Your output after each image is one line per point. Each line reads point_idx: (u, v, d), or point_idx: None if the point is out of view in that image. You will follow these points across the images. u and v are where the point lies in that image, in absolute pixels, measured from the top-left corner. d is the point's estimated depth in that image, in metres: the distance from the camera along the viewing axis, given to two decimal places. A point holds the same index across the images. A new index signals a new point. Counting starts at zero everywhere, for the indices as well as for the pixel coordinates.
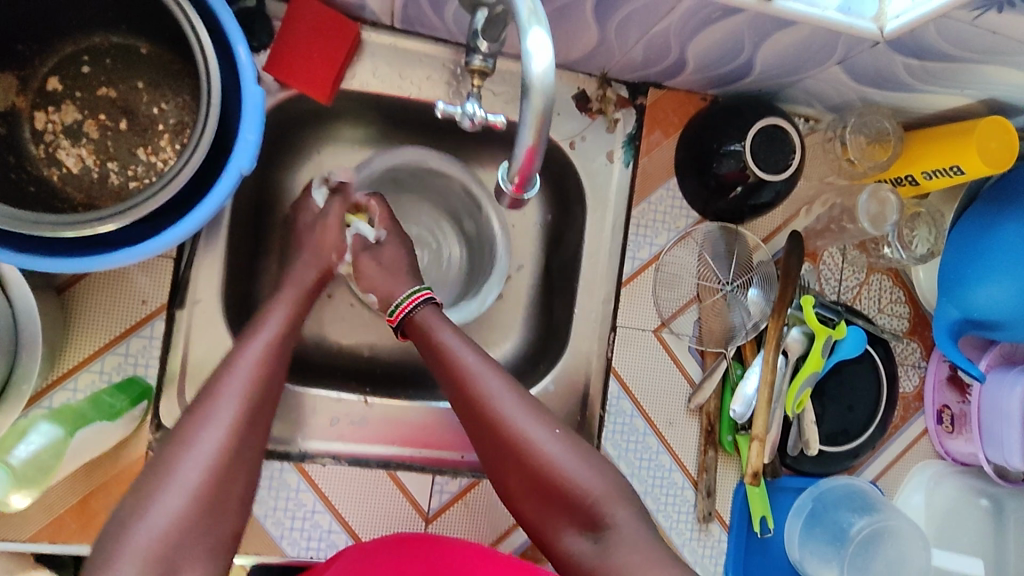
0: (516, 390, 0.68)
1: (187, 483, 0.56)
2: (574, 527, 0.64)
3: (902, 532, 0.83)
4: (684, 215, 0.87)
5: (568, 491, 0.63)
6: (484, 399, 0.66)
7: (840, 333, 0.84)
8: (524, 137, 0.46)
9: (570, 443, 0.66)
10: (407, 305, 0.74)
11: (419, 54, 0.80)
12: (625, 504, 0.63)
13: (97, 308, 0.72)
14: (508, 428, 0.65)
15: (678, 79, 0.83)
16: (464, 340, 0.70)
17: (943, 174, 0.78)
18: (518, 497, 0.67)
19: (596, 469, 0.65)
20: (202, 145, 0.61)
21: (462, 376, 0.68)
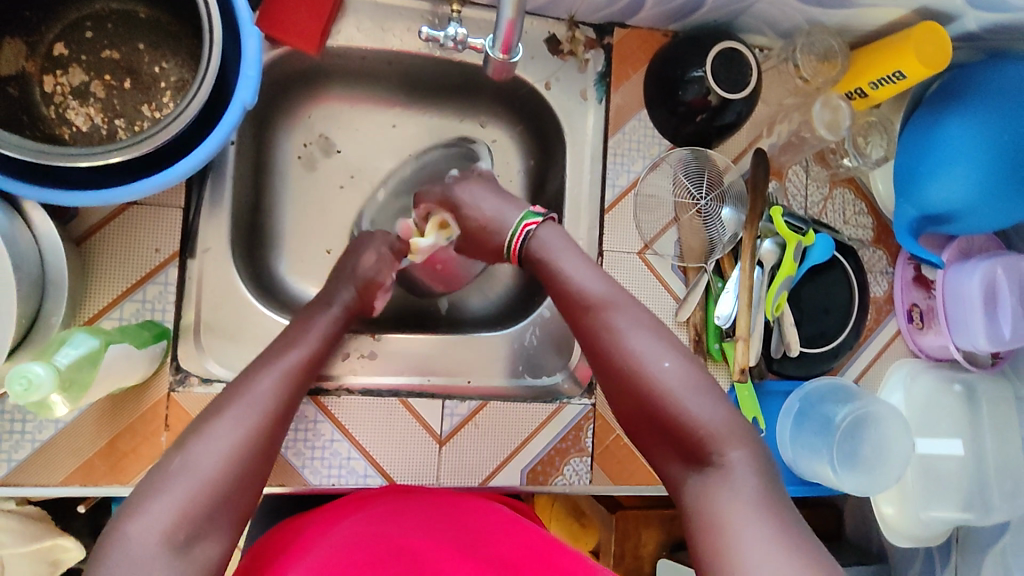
0: (635, 312, 0.69)
1: (213, 454, 0.61)
2: (681, 461, 0.65)
3: (890, 432, 0.89)
4: (656, 143, 0.93)
5: (681, 423, 0.64)
6: (604, 319, 0.69)
7: (810, 240, 0.90)
8: (505, 12, 0.59)
9: (686, 373, 0.65)
10: (520, 233, 0.75)
11: (399, 8, 0.86)
12: (736, 444, 0.62)
13: (112, 258, 0.75)
14: (623, 347, 0.67)
15: (640, 16, 0.89)
16: (590, 269, 0.72)
17: (888, 82, 0.85)
18: (636, 421, 0.68)
19: (711, 402, 0.64)
20: (207, 78, 0.65)
21: (574, 296, 0.70)
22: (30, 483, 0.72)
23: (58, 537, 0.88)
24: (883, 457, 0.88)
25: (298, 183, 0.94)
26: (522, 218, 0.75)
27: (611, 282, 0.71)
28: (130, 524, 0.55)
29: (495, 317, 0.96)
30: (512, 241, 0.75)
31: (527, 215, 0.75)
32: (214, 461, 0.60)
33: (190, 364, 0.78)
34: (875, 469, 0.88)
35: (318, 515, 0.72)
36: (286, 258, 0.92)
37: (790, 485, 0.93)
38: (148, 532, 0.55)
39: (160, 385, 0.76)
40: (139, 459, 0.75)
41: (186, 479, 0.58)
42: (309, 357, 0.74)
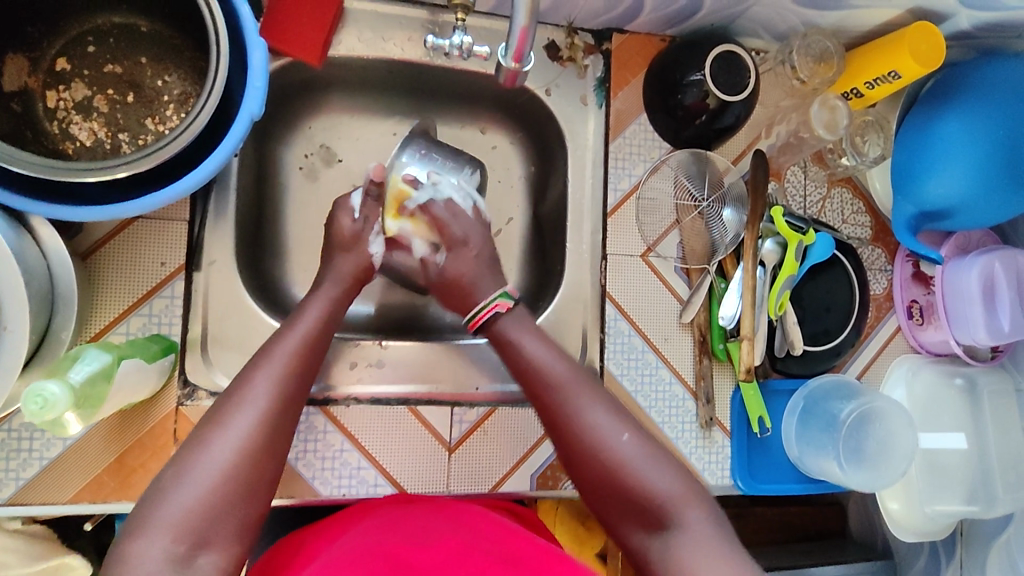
0: (592, 389, 0.72)
1: (214, 465, 0.59)
2: (642, 528, 0.67)
3: (893, 427, 0.90)
4: (657, 147, 0.94)
5: (639, 491, 0.67)
6: (562, 398, 0.72)
7: (811, 239, 0.91)
8: (518, 20, 0.60)
9: (643, 446, 0.70)
10: (485, 313, 0.78)
11: (399, 17, 0.86)
12: (693, 506, 0.67)
13: (118, 272, 0.75)
14: (582, 424, 0.70)
15: (637, 22, 0.90)
16: (551, 352, 0.75)
17: (883, 81, 0.86)
18: (591, 496, 0.71)
19: (665, 470, 0.68)
20: (216, 91, 0.65)
21: (533, 375, 0.74)
22: (39, 502, 0.72)
23: (64, 557, 0.87)
24: (888, 451, 0.89)
25: (300, 193, 0.94)
26: (490, 298, 0.78)
27: (569, 361, 0.75)
28: (134, 547, 0.55)
29: (500, 323, 0.96)
30: (472, 323, 0.79)
31: (495, 295, 0.78)
32: (225, 462, 0.59)
33: (198, 378, 0.78)
34: (880, 461, 0.89)
35: (321, 528, 0.73)
36: (290, 268, 0.92)
37: (796, 483, 0.94)
38: (150, 552, 0.54)
39: (169, 398, 0.76)
40: (148, 474, 0.75)
41: (199, 481, 0.58)
42: (311, 343, 0.71)
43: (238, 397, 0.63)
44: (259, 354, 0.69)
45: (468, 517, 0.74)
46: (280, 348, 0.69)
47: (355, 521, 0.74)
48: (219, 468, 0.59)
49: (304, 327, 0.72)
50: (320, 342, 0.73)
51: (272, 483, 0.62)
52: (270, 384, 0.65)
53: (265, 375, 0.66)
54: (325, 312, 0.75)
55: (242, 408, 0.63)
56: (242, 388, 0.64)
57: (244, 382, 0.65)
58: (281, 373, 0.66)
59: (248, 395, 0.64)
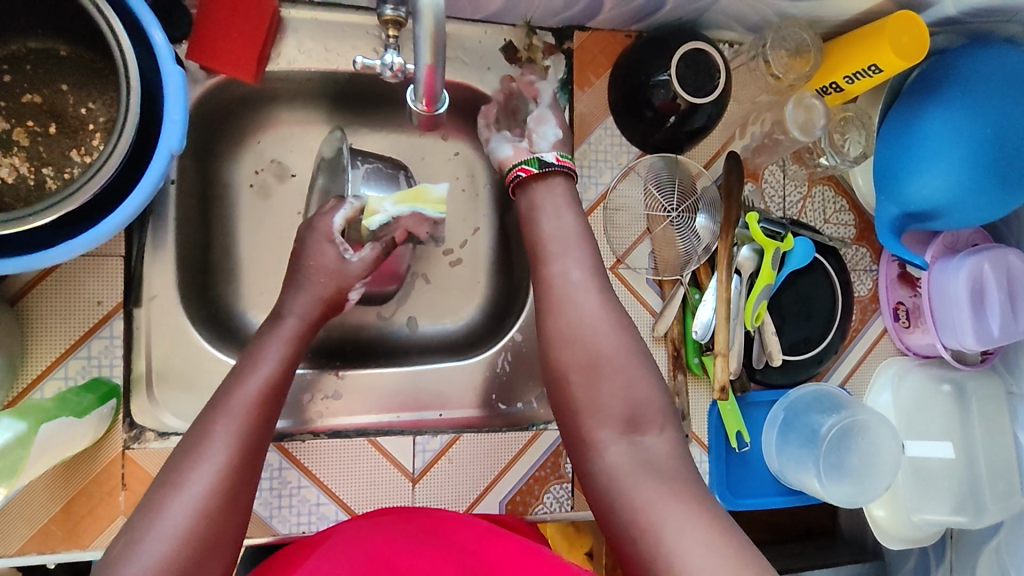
0: (594, 282, 0.68)
1: (170, 530, 0.53)
2: (599, 428, 0.63)
3: (868, 424, 0.86)
4: (624, 152, 0.89)
5: (623, 389, 0.63)
6: (561, 283, 0.68)
7: (788, 245, 0.86)
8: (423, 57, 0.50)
9: (640, 351, 0.66)
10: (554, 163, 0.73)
11: (341, 24, 0.80)
12: (662, 426, 0.63)
13: (53, 314, 0.71)
14: (578, 311, 0.66)
15: (599, 18, 0.85)
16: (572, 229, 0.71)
17: (864, 76, 0.81)
18: (570, 385, 0.65)
19: (645, 381, 0.64)
20: (128, 129, 0.61)
21: (544, 260, 0.70)
22: None
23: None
24: (870, 465, 0.86)
25: (250, 213, 0.88)
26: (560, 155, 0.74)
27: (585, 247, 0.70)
28: None
29: (467, 342, 0.92)
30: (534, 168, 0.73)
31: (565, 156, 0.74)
32: (181, 525, 0.53)
33: (144, 419, 0.74)
34: (858, 464, 0.86)
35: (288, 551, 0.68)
36: (244, 293, 0.86)
37: (777, 496, 0.91)
38: None
39: (114, 443, 0.73)
40: (97, 522, 0.72)
41: (155, 547, 0.51)
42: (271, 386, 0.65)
43: (193, 453, 0.57)
44: (210, 408, 0.62)
45: (443, 526, 0.69)
46: (237, 396, 0.62)
47: (325, 539, 0.68)
48: (176, 538, 0.53)
49: (267, 370, 0.66)
50: (281, 383, 0.67)
51: (237, 545, 0.57)
52: (230, 438, 0.59)
53: (225, 428, 0.59)
54: (277, 354, 0.69)
55: (197, 467, 0.56)
56: (198, 447, 0.58)
57: (198, 442, 0.58)
58: (246, 426, 0.61)
59: (204, 452, 0.57)
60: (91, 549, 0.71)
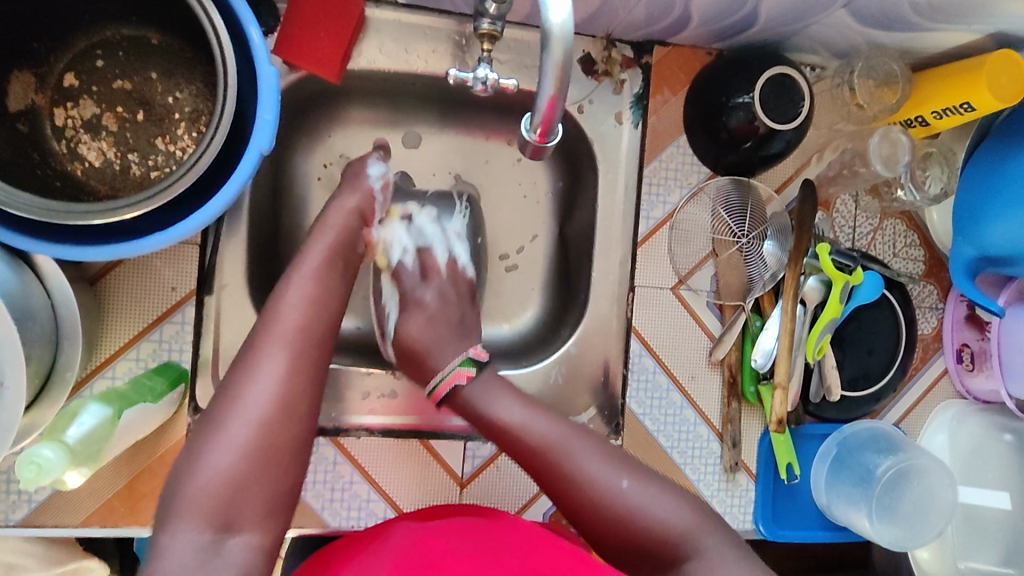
0: (592, 445, 0.69)
1: None
2: (659, 575, 0.65)
3: (925, 470, 0.84)
4: (695, 171, 0.88)
5: (649, 534, 0.65)
6: (560, 461, 0.68)
7: (857, 279, 0.84)
8: (546, 85, 0.48)
9: (642, 482, 0.68)
10: (444, 385, 0.74)
11: (422, 28, 0.81)
12: (709, 532, 0.65)
13: (128, 297, 0.73)
14: (592, 501, 0.66)
15: (682, 35, 0.83)
16: (530, 405, 0.72)
17: (954, 112, 0.78)
18: (601, 543, 0.68)
19: (670, 499, 0.67)
20: (221, 128, 0.62)
21: (531, 446, 0.69)
22: (51, 523, 0.71)
23: (83, 559, 0.79)
24: (923, 509, 0.84)
25: (318, 206, 0.88)
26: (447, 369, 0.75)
27: (563, 421, 0.71)
28: None
29: (517, 349, 0.90)
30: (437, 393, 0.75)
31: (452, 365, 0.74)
32: None
33: (207, 404, 0.76)
34: (910, 510, 0.84)
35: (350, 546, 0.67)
36: None
37: (822, 530, 0.90)
38: None
39: (179, 426, 0.75)
40: (158, 500, 0.74)
41: None
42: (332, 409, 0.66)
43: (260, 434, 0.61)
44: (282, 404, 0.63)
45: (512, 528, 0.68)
46: None
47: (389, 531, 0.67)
48: None
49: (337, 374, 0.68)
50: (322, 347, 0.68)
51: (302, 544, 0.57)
52: (280, 366, 0.64)
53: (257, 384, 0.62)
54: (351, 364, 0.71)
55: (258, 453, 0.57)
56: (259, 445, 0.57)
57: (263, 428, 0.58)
58: None
59: (237, 411, 0.61)
60: (152, 526, 0.74)
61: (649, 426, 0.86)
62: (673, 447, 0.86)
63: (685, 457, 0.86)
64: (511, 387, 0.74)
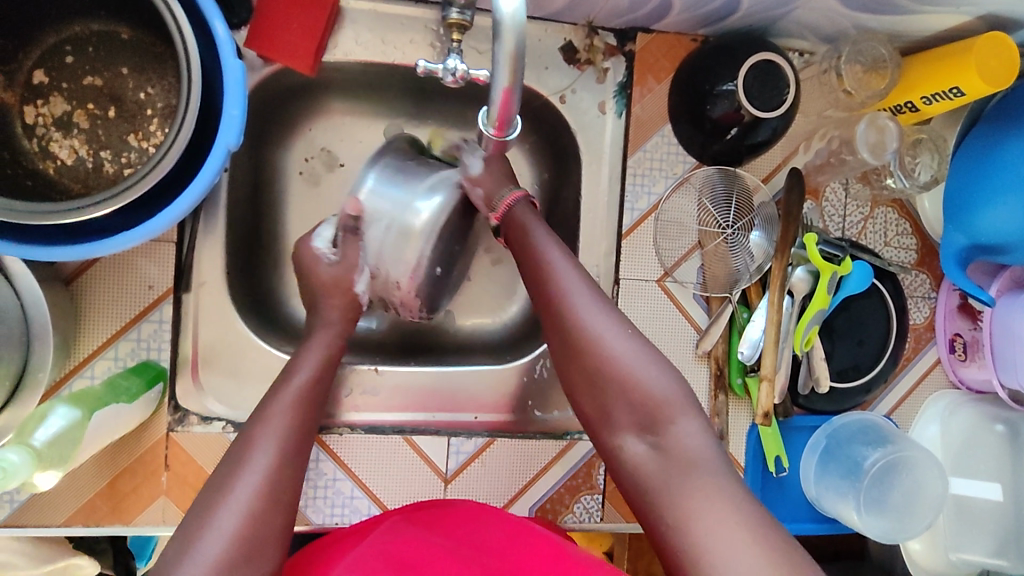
0: (605, 305, 0.66)
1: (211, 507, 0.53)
2: (636, 432, 0.62)
3: (915, 461, 0.83)
4: (681, 161, 0.86)
5: (634, 392, 0.62)
6: (561, 305, 0.66)
7: (845, 270, 0.83)
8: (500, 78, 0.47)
9: (641, 343, 0.65)
10: (505, 201, 0.73)
11: (399, 18, 0.79)
12: (687, 411, 0.62)
13: (105, 296, 0.73)
14: (583, 331, 0.64)
15: (666, 21, 0.81)
16: (556, 241, 0.69)
17: (943, 97, 0.76)
18: (579, 394, 0.66)
19: (662, 370, 0.64)
20: (187, 123, 0.61)
21: (545, 279, 0.67)
22: (34, 523, 0.71)
23: (72, 557, 0.78)
24: (913, 501, 0.83)
25: (299, 201, 0.87)
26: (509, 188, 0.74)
27: (572, 258, 0.69)
28: None
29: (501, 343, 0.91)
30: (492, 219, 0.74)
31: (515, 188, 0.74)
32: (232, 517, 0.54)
33: (188, 403, 0.76)
34: (899, 502, 0.83)
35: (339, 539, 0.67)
36: (289, 281, 0.87)
37: (812, 522, 0.89)
38: None
39: (159, 425, 0.74)
40: (140, 499, 0.73)
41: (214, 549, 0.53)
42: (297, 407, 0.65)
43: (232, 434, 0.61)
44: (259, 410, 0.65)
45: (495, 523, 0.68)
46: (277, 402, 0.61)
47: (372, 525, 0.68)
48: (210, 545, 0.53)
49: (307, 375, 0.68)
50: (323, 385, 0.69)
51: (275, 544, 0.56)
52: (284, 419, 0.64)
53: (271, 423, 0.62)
54: (324, 358, 0.72)
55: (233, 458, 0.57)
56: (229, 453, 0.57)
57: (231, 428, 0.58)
58: (295, 447, 0.63)
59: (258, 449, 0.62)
60: (134, 525, 0.73)
61: None
62: None
63: None
64: (561, 241, 0.70)
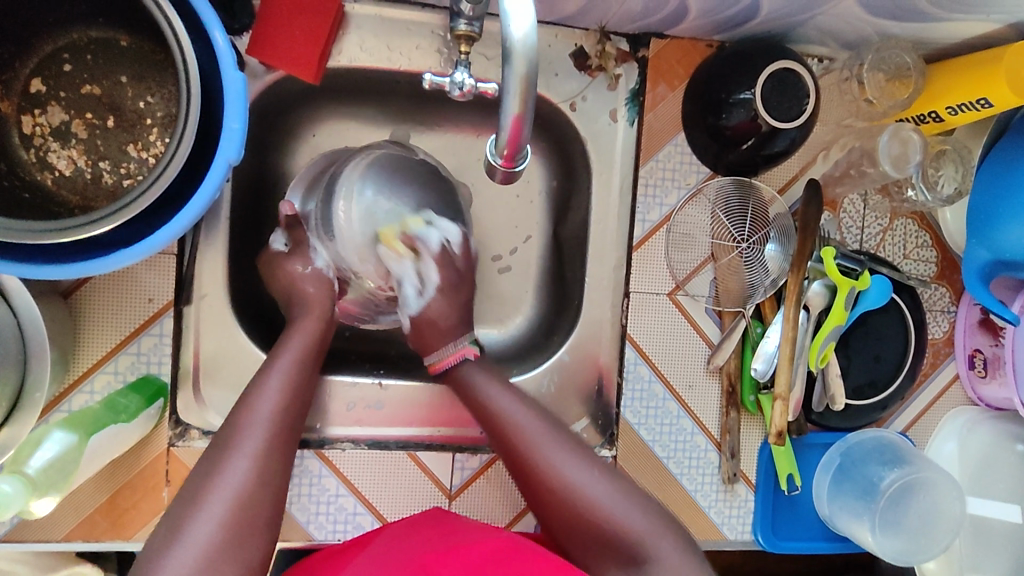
0: (574, 447, 0.69)
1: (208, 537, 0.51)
2: (619, 567, 0.65)
3: (931, 481, 0.81)
4: (694, 171, 0.84)
5: (616, 533, 0.65)
6: (536, 459, 0.68)
7: (864, 284, 0.80)
8: (511, 105, 0.45)
9: (612, 481, 0.68)
10: (450, 358, 0.75)
11: (405, 23, 0.77)
12: (665, 536, 0.65)
13: (104, 310, 0.71)
14: (553, 473, 0.67)
15: (680, 27, 0.79)
16: (516, 398, 0.72)
17: (970, 108, 0.73)
18: (561, 536, 0.68)
19: (640, 510, 0.66)
20: (186, 139, 0.59)
21: (508, 432, 0.70)
22: (33, 540, 0.70)
23: (75, 566, 0.75)
24: (929, 522, 0.81)
25: None
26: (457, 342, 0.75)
27: (538, 411, 0.72)
28: None
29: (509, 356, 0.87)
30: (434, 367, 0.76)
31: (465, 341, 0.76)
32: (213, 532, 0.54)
33: (190, 417, 0.75)
34: (914, 523, 0.81)
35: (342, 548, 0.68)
36: None
37: (823, 541, 0.87)
38: None
39: (159, 440, 0.73)
40: (140, 515, 0.72)
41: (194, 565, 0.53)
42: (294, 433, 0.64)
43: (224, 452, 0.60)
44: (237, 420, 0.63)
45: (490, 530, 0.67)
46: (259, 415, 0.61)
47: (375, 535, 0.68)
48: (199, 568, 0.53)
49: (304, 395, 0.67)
50: (302, 384, 0.67)
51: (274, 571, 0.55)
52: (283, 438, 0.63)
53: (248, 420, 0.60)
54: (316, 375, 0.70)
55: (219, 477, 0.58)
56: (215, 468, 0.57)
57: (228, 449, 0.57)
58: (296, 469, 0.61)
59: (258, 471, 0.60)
60: (134, 541, 0.72)
61: (646, 436, 0.83)
62: (670, 458, 0.83)
63: (682, 468, 0.83)
64: (511, 384, 0.74)
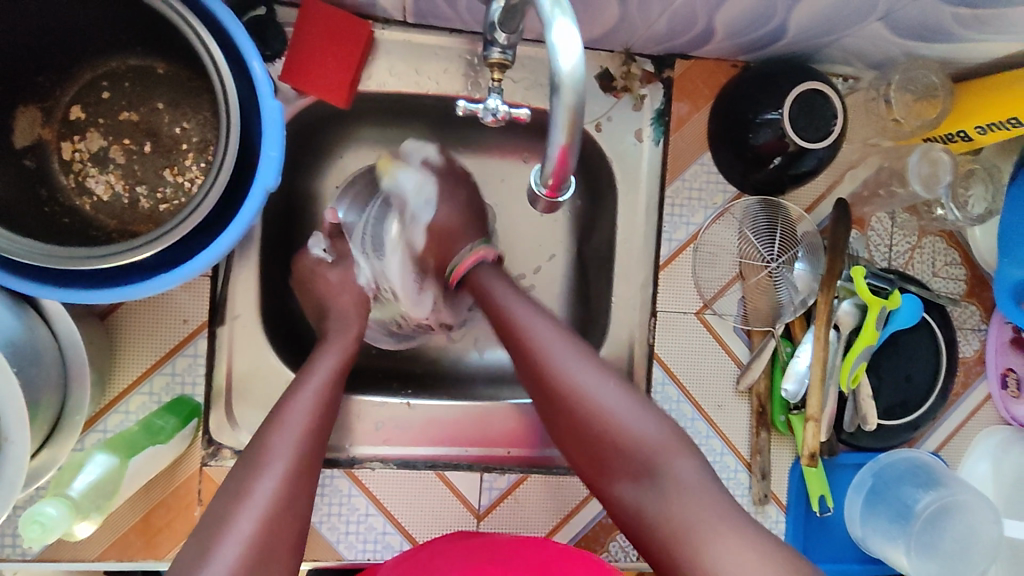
0: (582, 352, 0.67)
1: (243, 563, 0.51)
2: (630, 481, 0.62)
3: (968, 505, 0.79)
4: (720, 190, 0.84)
5: (619, 439, 0.63)
6: (539, 361, 0.66)
7: (895, 304, 0.79)
8: (557, 135, 0.44)
9: (623, 389, 0.65)
10: (469, 260, 0.76)
11: (433, 48, 0.78)
12: (681, 454, 0.62)
13: (140, 330, 0.72)
14: (560, 372, 0.65)
15: (705, 49, 0.80)
16: (524, 297, 0.71)
17: (999, 127, 0.73)
18: (569, 438, 0.66)
19: (651, 417, 0.64)
20: (225, 167, 0.60)
21: (525, 341, 0.68)
22: (68, 558, 0.70)
23: None
24: (968, 546, 0.79)
25: None
26: (473, 246, 0.77)
27: (552, 321, 0.69)
28: None
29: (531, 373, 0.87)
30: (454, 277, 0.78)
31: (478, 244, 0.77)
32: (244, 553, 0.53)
33: (222, 437, 0.75)
34: (952, 549, 0.79)
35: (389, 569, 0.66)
36: None
37: (855, 563, 0.86)
38: None
39: (193, 459, 0.74)
40: (174, 535, 0.73)
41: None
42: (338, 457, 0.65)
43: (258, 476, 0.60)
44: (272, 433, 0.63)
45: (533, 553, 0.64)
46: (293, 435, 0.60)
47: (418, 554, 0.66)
48: None
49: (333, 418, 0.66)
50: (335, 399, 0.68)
51: None
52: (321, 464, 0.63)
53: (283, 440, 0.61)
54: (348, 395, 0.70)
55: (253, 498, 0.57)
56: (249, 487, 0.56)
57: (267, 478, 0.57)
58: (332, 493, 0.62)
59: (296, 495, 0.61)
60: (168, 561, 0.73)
61: None
62: None
63: None
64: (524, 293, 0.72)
